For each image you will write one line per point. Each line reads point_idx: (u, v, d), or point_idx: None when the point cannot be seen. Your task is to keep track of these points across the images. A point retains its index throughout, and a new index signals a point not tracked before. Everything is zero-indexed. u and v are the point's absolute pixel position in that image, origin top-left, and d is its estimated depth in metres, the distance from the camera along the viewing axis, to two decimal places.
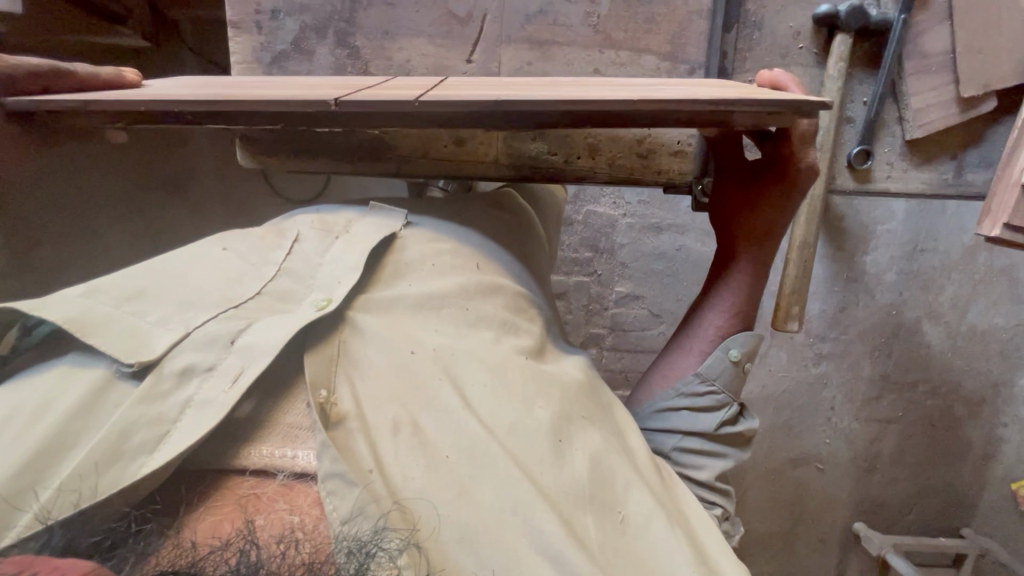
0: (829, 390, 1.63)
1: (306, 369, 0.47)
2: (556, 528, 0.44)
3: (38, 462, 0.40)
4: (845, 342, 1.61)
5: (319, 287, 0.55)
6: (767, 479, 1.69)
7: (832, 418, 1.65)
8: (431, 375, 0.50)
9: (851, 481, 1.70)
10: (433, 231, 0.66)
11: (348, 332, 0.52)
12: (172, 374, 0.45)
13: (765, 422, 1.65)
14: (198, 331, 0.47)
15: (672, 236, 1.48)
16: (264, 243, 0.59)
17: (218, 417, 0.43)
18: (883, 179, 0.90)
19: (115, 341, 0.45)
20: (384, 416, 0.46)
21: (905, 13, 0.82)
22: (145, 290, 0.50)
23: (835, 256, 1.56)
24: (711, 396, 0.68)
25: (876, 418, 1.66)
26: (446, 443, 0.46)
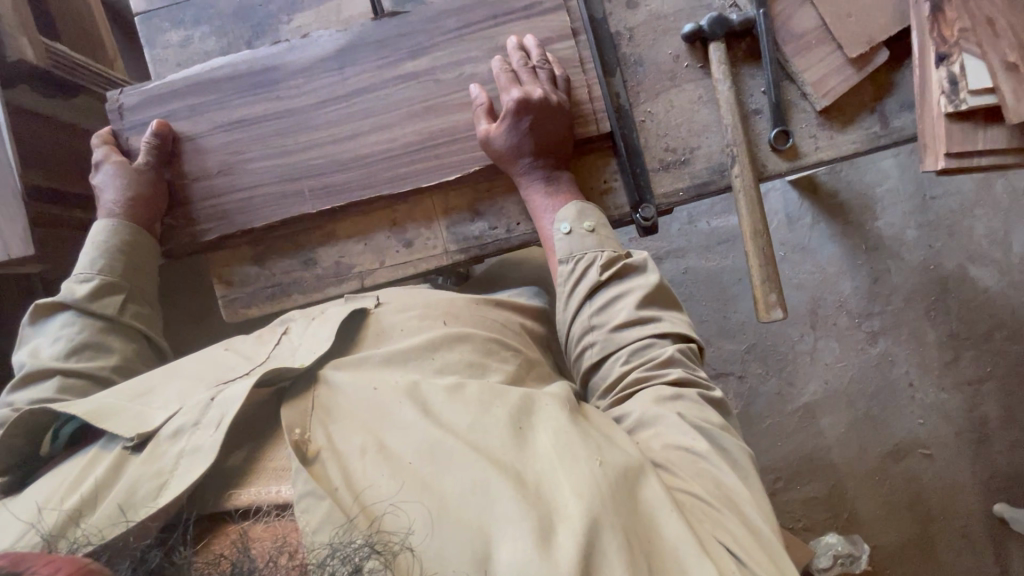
0: (899, 367, 1.51)
1: (285, 422, 0.73)
2: (513, 493, 0.64)
3: (84, 505, 0.67)
4: (894, 313, 1.51)
5: (301, 355, 0.83)
6: (873, 482, 1.52)
7: (915, 395, 1.52)
8: (394, 405, 0.75)
9: (967, 459, 1.51)
10: (398, 304, 0.92)
11: (323, 387, 0.79)
12: (171, 438, 0.72)
13: (844, 421, 1.52)
14: (186, 407, 0.75)
15: (675, 262, 1.54)
16: (261, 345, 0.89)
17: (207, 457, 0.69)
18: (813, 151, 0.93)
19: (124, 426, 0.73)
20: (352, 446, 0.70)
21: (762, 7, 0.91)
22: (150, 389, 0.80)
23: (845, 231, 1.52)
24: (577, 258, 0.90)
25: (963, 382, 1.51)
26: (409, 453, 0.69)
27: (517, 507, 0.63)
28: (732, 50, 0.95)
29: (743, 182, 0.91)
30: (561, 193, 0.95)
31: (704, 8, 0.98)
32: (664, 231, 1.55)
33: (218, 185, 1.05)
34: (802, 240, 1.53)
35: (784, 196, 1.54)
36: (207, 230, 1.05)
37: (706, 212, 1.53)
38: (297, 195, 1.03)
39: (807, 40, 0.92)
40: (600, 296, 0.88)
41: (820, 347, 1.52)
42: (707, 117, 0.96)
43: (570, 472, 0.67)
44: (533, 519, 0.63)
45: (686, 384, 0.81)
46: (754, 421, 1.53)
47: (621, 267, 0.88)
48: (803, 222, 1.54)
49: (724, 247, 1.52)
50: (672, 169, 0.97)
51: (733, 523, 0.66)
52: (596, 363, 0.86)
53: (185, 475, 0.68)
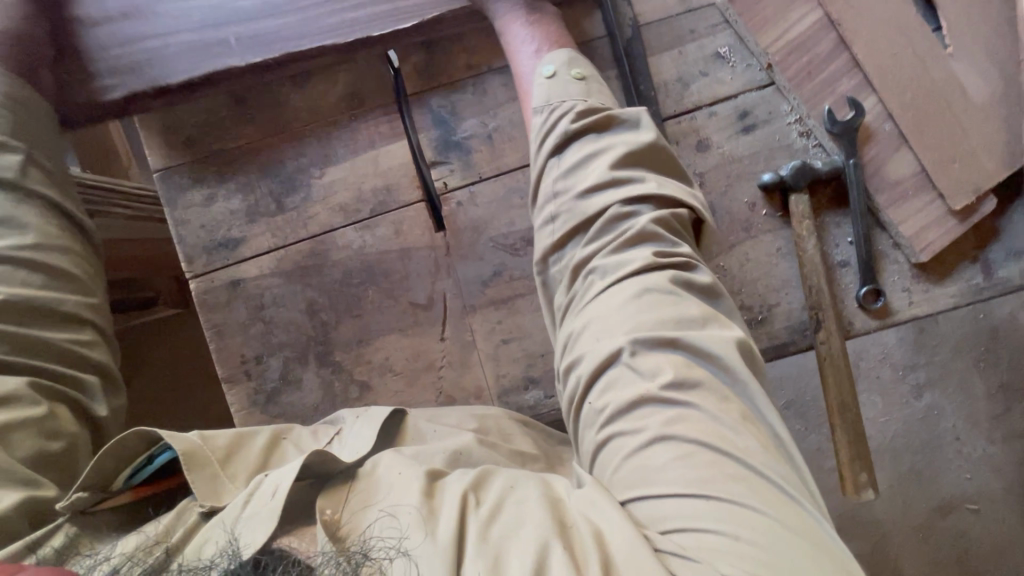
0: (946, 420, 1.45)
1: (317, 505, 0.66)
2: (473, 541, 0.56)
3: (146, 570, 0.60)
4: (940, 365, 1.44)
5: (350, 446, 0.77)
6: (918, 537, 1.46)
7: (963, 449, 1.45)
8: (416, 474, 0.67)
9: (1017, 515, 1.45)
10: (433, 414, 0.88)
11: (366, 469, 0.71)
12: (232, 507, 0.66)
13: (889, 476, 1.46)
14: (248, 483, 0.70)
15: None
16: (313, 440, 0.83)
17: (271, 523, 0.62)
18: (905, 306, 0.92)
19: (201, 487, 0.70)
20: (367, 520, 0.63)
21: (852, 158, 0.91)
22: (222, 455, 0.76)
23: None
24: (553, 115, 0.80)
25: (1013, 435, 1.44)
26: (400, 509, 0.62)
27: (476, 548, 0.55)
28: (816, 195, 0.94)
29: (833, 350, 0.89)
30: (537, 25, 0.90)
31: (785, 148, 0.94)
32: None
33: (123, 29, 0.99)
34: None
35: None
36: (112, 88, 0.98)
37: None
38: (222, 46, 0.98)
39: (901, 190, 0.91)
40: (568, 158, 0.77)
41: (864, 401, 1.44)
42: (786, 272, 0.93)
43: (537, 510, 0.58)
44: (491, 557, 0.54)
45: (660, 268, 0.69)
46: None
47: (603, 123, 0.77)
48: None
49: None
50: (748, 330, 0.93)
51: (737, 500, 0.54)
52: (559, 242, 0.75)
53: (247, 542, 0.61)
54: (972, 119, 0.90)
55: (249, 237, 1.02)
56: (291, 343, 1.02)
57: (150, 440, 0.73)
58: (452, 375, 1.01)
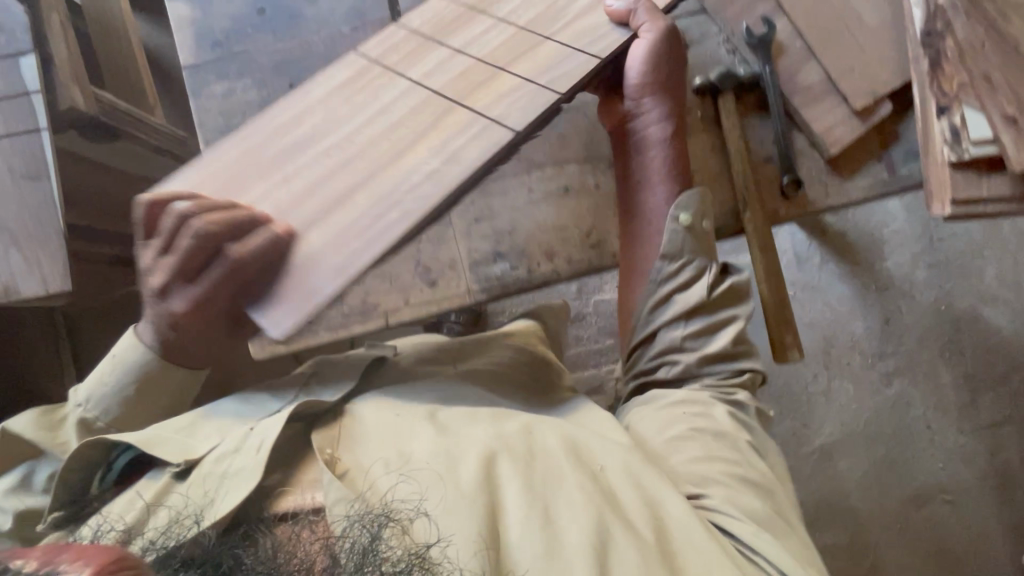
0: (916, 408, 1.49)
1: (314, 443, 0.72)
2: (519, 491, 0.66)
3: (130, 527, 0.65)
4: (907, 354, 1.50)
5: (328, 388, 0.83)
6: (894, 527, 1.47)
7: (934, 438, 1.49)
8: (420, 420, 0.75)
9: (992, 506, 1.46)
10: (416, 350, 0.96)
11: (349, 416, 0.78)
12: (214, 461, 0.71)
13: (863, 464, 1.49)
14: (228, 437, 0.74)
15: None
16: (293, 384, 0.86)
17: (257, 472, 0.68)
18: (823, 197, 0.97)
19: (173, 451, 0.73)
20: (377, 459, 0.70)
21: (767, 63, 0.97)
22: (193, 422, 0.80)
23: (855, 272, 1.51)
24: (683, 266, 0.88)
25: (983, 426, 1.48)
26: (426, 455, 0.69)
27: (524, 504, 0.65)
28: (741, 100, 1.01)
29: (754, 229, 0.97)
30: None
31: (714, 63, 1.02)
32: None
33: None
34: (811, 279, 1.51)
35: (792, 234, 1.52)
36: None
37: None
38: None
39: (812, 93, 0.97)
40: (696, 323, 0.87)
41: (834, 388, 1.50)
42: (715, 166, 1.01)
43: (572, 473, 0.69)
44: (543, 508, 0.65)
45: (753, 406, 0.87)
46: None
47: (728, 293, 0.89)
48: (812, 261, 1.51)
49: None
50: None
51: (732, 486, 0.76)
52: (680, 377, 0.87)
53: (238, 489, 0.66)
54: (870, 36, 0.96)
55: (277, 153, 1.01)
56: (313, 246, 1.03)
57: (110, 448, 0.76)
58: (429, 247, 1.01)
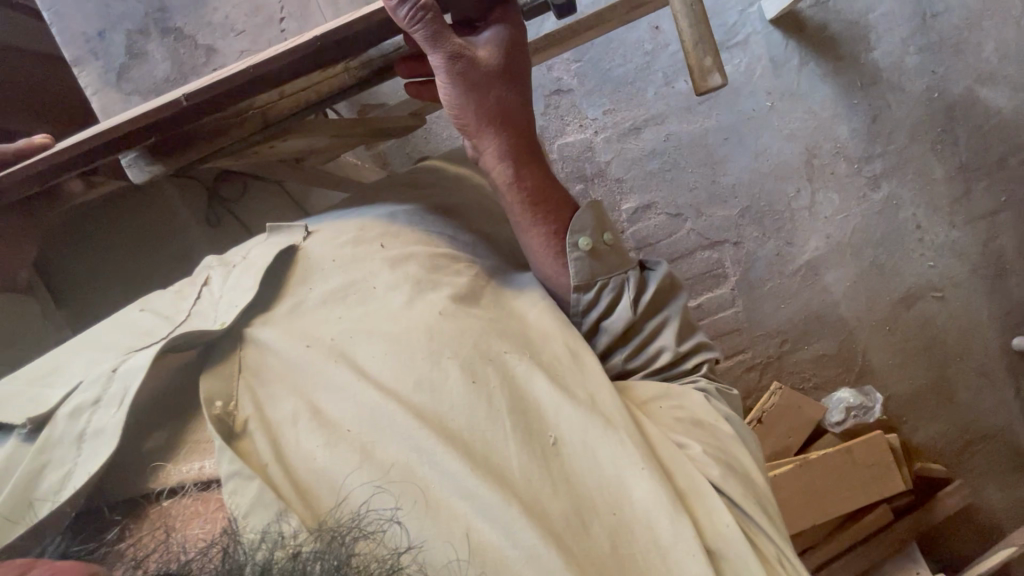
0: (906, 209, 1.43)
1: (203, 390, 0.56)
2: (459, 466, 0.53)
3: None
4: (897, 153, 1.41)
5: (219, 315, 0.62)
6: (884, 331, 1.47)
7: (925, 237, 1.44)
8: (329, 361, 0.59)
9: (983, 296, 1.45)
10: (334, 227, 0.73)
11: (249, 349, 0.61)
12: (65, 417, 0.55)
13: (850, 273, 1.46)
14: (86, 379, 0.58)
15: (655, 130, 1.41)
16: (178, 299, 0.68)
17: (116, 436, 0.53)
18: None
19: (9, 411, 0.56)
20: (285, 413, 0.56)
21: None
22: (51, 367, 0.61)
23: (839, 69, 1.37)
24: (602, 292, 0.69)
25: (977, 217, 1.42)
26: (346, 418, 0.56)
27: (464, 481, 0.53)
28: None
29: None
30: None
31: None
32: (638, 97, 1.41)
33: None
34: (791, 85, 1.38)
35: (767, 37, 1.37)
36: None
37: (682, 68, 1.39)
38: None
39: None
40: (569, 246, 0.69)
41: (819, 201, 1.43)
42: None
43: (522, 441, 0.56)
44: (491, 489, 0.53)
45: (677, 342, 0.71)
46: (755, 287, 1.46)
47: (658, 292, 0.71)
48: (790, 65, 1.38)
49: (707, 105, 1.40)
50: None
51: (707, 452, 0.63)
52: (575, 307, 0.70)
53: (94, 464, 0.52)
54: None
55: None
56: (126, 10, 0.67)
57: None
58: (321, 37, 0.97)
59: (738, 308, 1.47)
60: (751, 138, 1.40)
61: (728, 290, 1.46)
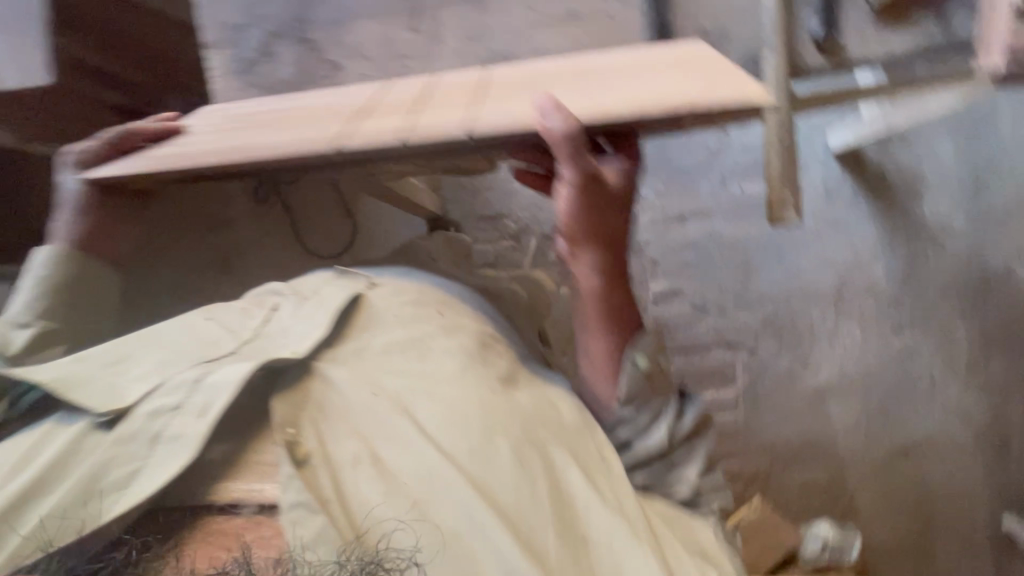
0: (922, 362, 1.44)
1: (275, 413, 0.57)
2: (508, 544, 0.53)
3: (27, 495, 0.52)
4: (924, 305, 1.43)
5: (287, 343, 0.63)
6: (876, 476, 1.46)
7: (935, 394, 1.44)
8: (390, 411, 0.58)
9: (981, 467, 1.44)
10: (399, 282, 0.74)
11: (316, 381, 0.61)
12: (145, 416, 0.55)
13: (855, 410, 1.46)
14: (171, 379, 0.58)
15: (700, 224, 1.45)
16: (244, 317, 0.69)
17: (190, 451, 0.53)
18: (859, 50, 0.75)
19: (91, 395, 0.57)
20: (346, 452, 0.56)
21: None
22: (124, 355, 0.62)
23: (886, 213, 1.42)
24: (637, 413, 0.65)
25: (990, 387, 1.43)
26: (403, 469, 0.56)
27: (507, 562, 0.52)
28: None
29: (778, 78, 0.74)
30: None
31: None
32: (690, 189, 1.44)
33: None
34: (837, 215, 1.42)
35: (825, 165, 1.42)
36: None
37: (742, 173, 1.41)
38: None
39: None
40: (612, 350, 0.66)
41: (841, 332, 1.45)
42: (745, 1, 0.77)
43: (566, 530, 0.56)
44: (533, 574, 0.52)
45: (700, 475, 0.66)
46: (760, 399, 1.47)
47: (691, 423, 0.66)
48: (842, 197, 1.42)
49: (755, 213, 1.43)
50: None
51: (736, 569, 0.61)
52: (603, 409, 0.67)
53: (163, 472, 0.53)
54: None
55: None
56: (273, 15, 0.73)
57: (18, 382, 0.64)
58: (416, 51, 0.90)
59: (738, 414, 1.48)
60: (790, 256, 1.43)
61: (732, 393, 1.47)
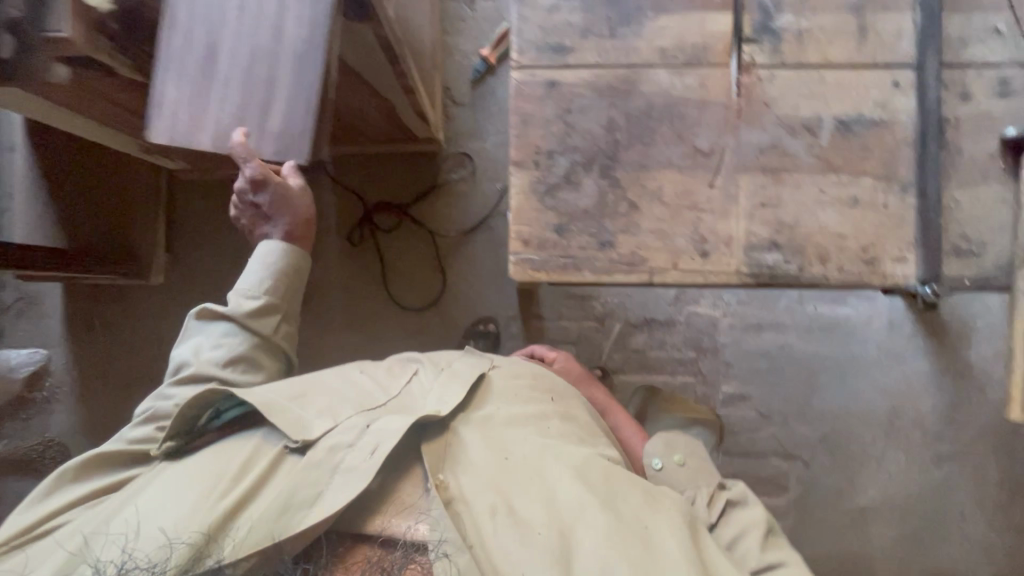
0: (958, 495, 1.53)
1: (426, 463, 0.71)
2: None
3: (243, 504, 0.66)
4: (965, 444, 1.53)
5: (431, 400, 0.79)
6: None
7: (965, 528, 1.52)
8: (524, 469, 0.72)
9: None
10: (512, 365, 0.92)
11: (453, 437, 0.76)
12: (326, 448, 0.70)
13: (893, 533, 1.53)
14: (343, 425, 0.73)
15: (775, 335, 1.53)
16: (392, 377, 0.86)
17: (362, 482, 0.66)
18: None
19: (287, 426, 0.72)
20: (485, 499, 0.68)
21: None
22: (299, 394, 0.78)
23: (938, 353, 1.53)
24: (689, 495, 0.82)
25: (1013, 528, 1.52)
26: (529, 515, 0.67)
27: None
28: None
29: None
30: None
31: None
32: (770, 302, 1.53)
33: None
34: (898, 349, 1.53)
35: (893, 302, 1.54)
36: None
37: (821, 297, 1.53)
38: None
39: None
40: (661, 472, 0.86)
41: (888, 458, 1.53)
42: (1003, 220, 0.82)
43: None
44: None
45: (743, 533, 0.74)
46: (808, 512, 1.52)
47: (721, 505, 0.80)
48: (904, 332, 1.53)
49: (826, 335, 1.53)
50: (961, 256, 0.82)
51: None
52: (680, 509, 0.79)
53: (344, 495, 0.65)
54: None
55: (574, 50, 0.85)
56: (582, 146, 0.84)
57: (224, 396, 0.78)
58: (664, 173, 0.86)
59: (786, 523, 1.52)
60: (852, 379, 1.53)
61: (783, 502, 1.52)
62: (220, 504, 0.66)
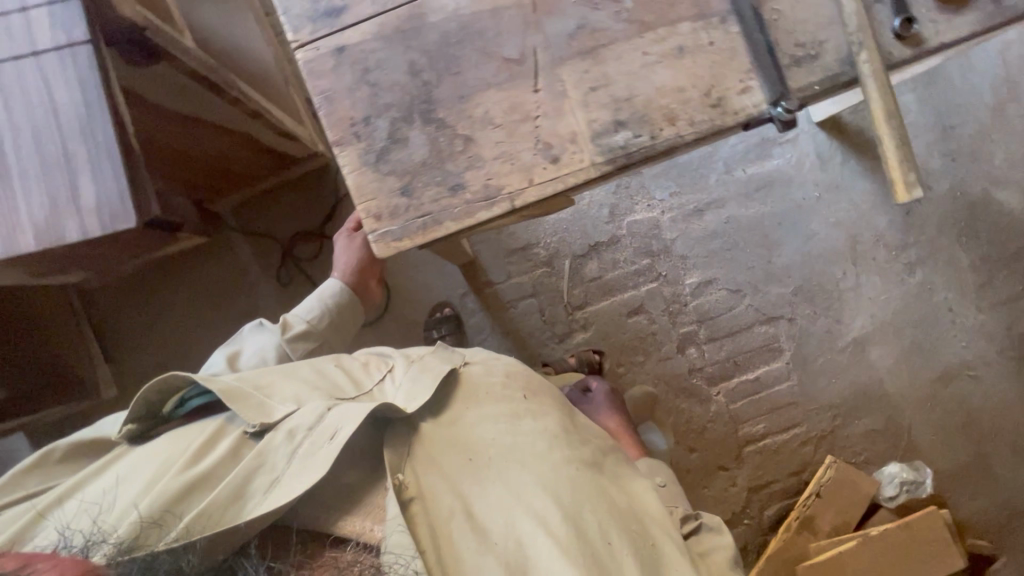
0: (939, 292, 1.55)
1: (387, 460, 0.69)
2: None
3: (198, 482, 0.65)
4: (928, 243, 1.55)
5: (401, 392, 0.79)
6: (926, 407, 1.55)
7: (957, 320, 1.55)
8: (490, 470, 0.72)
9: (1011, 376, 1.54)
10: (485, 358, 0.89)
11: (418, 437, 0.74)
12: (286, 432, 0.69)
13: (893, 352, 1.55)
14: (304, 408, 0.72)
15: (716, 213, 1.52)
16: (365, 376, 0.84)
17: (322, 469, 0.64)
18: (934, 35, 0.79)
19: (249, 411, 0.72)
20: (448, 504, 0.69)
21: None
22: (262, 384, 0.77)
23: (871, 167, 1.53)
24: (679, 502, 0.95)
25: (1000, 302, 1.54)
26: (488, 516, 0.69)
27: None
28: None
29: (873, 67, 0.76)
30: None
31: None
32: (700, 182, 1.53)
33: None
34: (835, 179, 1.53)
35: (812, 137, 1.53)
36: None
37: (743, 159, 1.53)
38: None
39: None
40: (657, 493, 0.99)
41: (863, 284, 1.55)
42: (830, 11, 0.80)
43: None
44: None
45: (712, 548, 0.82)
46: (809, 363, 1.54)
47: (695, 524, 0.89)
48: (834, 161, 1.53)
49: (762, 192, 1.53)
50: (801, 66, 0.80)
51: None
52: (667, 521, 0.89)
53: (301, 483, 0.63)
54: None
55: (347, 8, 0.83)
56: (395, 101, 0.82)
57: (188, 382, 0.78)
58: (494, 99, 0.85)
59: (793, 382, 1.54)
60: (802, 224, 1.53)
61: (783, 364, 1.54)
62: (177, 478, 0.65)
